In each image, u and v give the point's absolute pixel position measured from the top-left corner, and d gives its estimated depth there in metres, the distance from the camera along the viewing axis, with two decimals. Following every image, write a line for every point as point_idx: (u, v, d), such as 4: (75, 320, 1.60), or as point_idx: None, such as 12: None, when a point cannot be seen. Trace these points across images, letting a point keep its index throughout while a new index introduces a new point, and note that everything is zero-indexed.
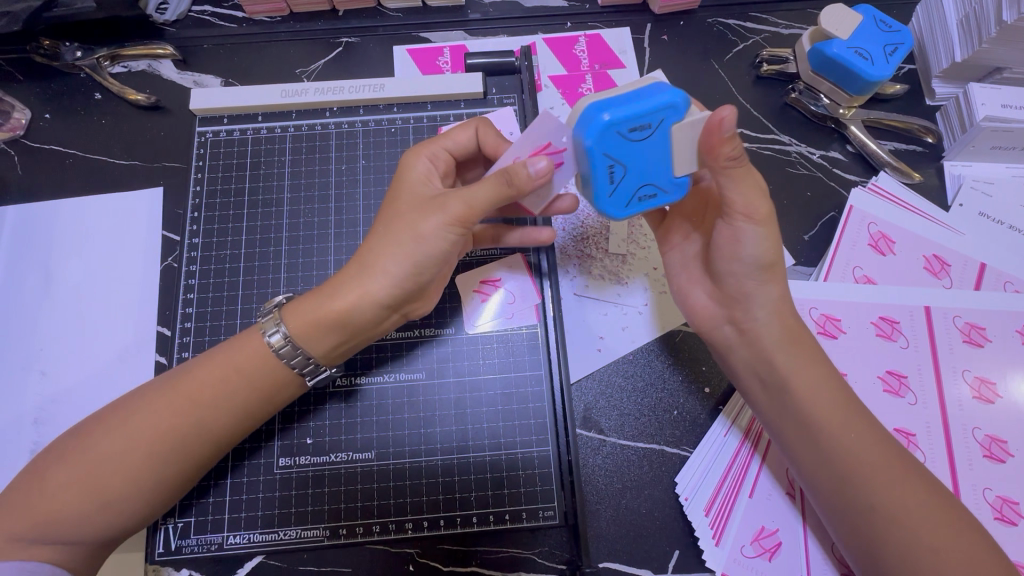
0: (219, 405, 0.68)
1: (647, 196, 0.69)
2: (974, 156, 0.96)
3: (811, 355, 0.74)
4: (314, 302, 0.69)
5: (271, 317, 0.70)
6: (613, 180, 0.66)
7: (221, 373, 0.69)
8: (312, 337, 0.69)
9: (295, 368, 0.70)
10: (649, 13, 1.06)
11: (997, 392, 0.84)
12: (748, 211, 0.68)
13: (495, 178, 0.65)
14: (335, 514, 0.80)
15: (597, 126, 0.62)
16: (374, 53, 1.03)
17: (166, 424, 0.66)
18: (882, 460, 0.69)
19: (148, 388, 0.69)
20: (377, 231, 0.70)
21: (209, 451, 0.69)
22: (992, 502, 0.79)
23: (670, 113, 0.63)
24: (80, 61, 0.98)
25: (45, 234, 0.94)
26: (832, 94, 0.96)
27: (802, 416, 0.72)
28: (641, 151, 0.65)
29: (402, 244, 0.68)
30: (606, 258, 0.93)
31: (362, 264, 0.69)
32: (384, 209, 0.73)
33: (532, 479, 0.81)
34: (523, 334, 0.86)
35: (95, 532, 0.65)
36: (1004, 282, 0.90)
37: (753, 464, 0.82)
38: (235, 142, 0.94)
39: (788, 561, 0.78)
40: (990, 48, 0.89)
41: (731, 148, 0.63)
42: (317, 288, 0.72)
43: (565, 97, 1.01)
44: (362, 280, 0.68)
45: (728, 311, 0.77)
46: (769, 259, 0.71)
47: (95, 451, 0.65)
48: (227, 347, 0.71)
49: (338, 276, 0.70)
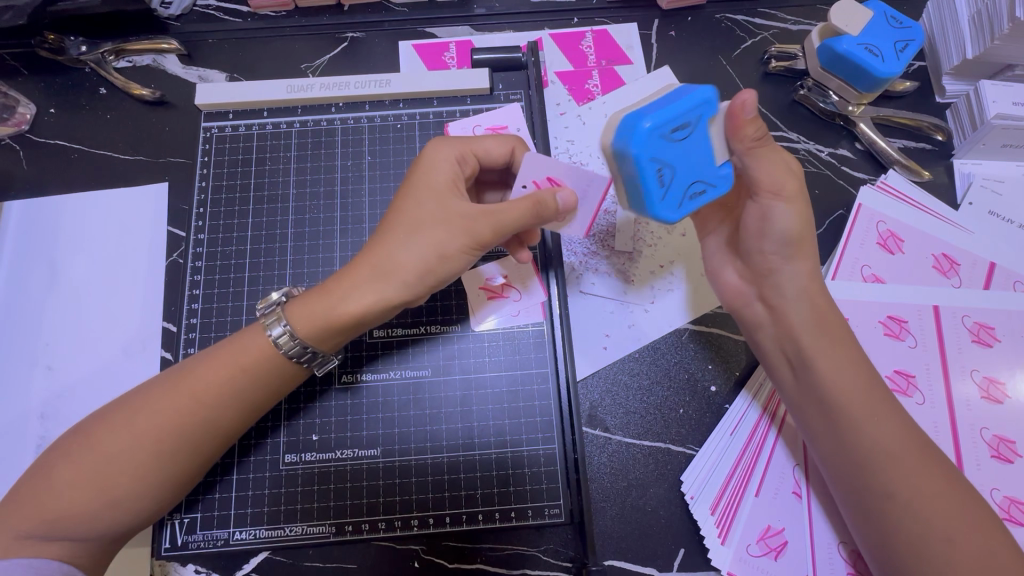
0: (224, 401, 0.68)
1: (696, 194, 0.69)
2: (984, 154, 0.95)
3: (840, 342, 0.74)
4: (325, 302, 0.68)
5: (272, 313, 0.70)
6: (664, 184, 0.66)
7: (225, 372, 0.68)
8: (319, 334, 0.68)
9: (295, 359, 0.70)
10: (656, 9, 1.05)
11: (1005, 392, 0.83)
12: (775, 189, 0.72)
13: (525, 207, 0.68)
14: (341, 511, 0.80)
15: (643, 133, 0.62)
16: (378, 48, 1.02)
17: (172, 421, 0.66)
18: (904, 451, 0.69)
19: (148, 386, 0.69)
20: (395, 234, 0.68)
21: (218, 444, 0.69)
22: (999, 503, 0.79)
23: (704, 108, 0.65)
24: (85, 55, 0.97)
25: (50, 229, 0.94)
26: (841, 91, 0.96)
27: (827, 405, 0.72)
28: (684, 148, 0.66)
29: (424, 254, 0.67)
30: (613, 255, 0.92)
31: (380, 268, 0.67)
32: (398, 206, 0.71)
33: (537, 477, 0.81)
34: (529, 330, 0.86)
35: (110, 530, 0.65)
36: (1014, 282, 0.90)
37: (767, 446, 0.82)
38: (241, 138, 0.94)
39: (795, 561, 0.77)
40: (1002, 45, 0.88)
41: (754, 127, 0.67)
42: (324, 282, 0.70)
43: (571, 93, 1.01)
44: (379, 286, 0.67)
45: (757, 288, 0.79)
46: (798, 232, 0.73)
47: (102, 449, 0.65)
48: (227, 345, 0.70)
49: (349, 273, 0.69)
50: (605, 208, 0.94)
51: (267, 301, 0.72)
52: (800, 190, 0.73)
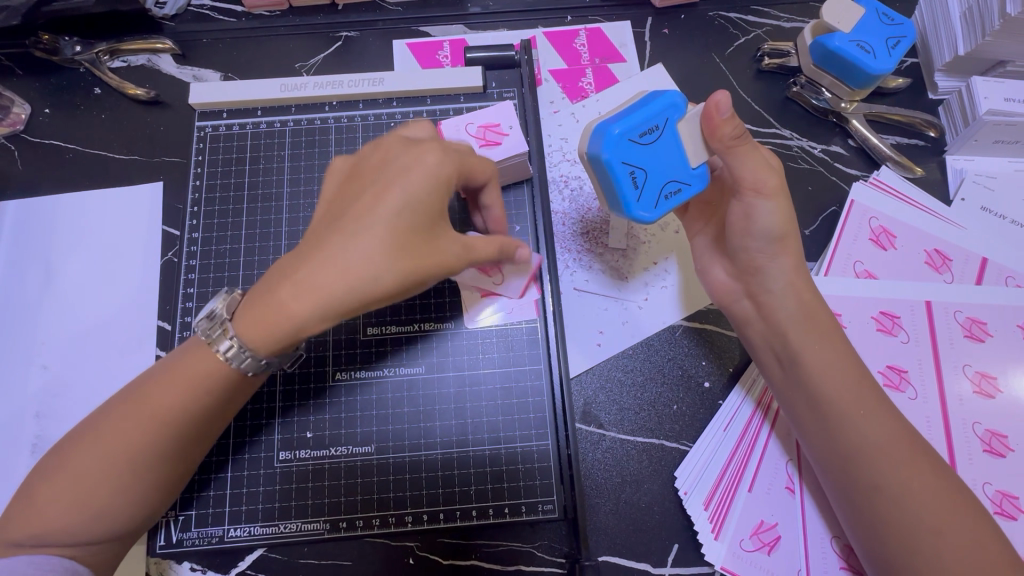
0: (189, 410, 0.65)
1: (672, 194, 0.73)
2: (976, 150, 0.96)
3: (828, 334, 0.75)
4: (278, 315, 0.59)
5: (221, 330, 0.64)
6: (637, 185, 0.71)
7: (182, 390, 0.65)
8: (266, 341, 0.61)
9: (244, 370, 0.65)
10: (650, 7, 1.05)
11: (997, 386, 0.84)
12: (757, 186, 0.73)
13: (496, 245, 0.67)
14: (335, 508, 0.80)
15: (611, 138, 0.69)
16: (372, 47, 1.03)
17: (137, 437, 0.64)
18: (893, 441, 0.69)
19: (107, 409, 0.66)
20: (367, 240, 0.58)
21: (192, 448, 0.68)
22: (991, 497, 0.79)
23: (671, 111, 0.71)
24: (79, 55, 0.98)
25: (45, 229, 0.94)
26: (834, 87, 0.96)
27: (815, 398, 0.73)
28: (655, 151, 0.71)
29: (399, 270, 0.58)
30: (606, 252, 0.92)
31: (346, 283, 0.57)
32: (381, 201, 0.60)
33: (531, 473, 0.81)
34: (522, 328, 0.86)
35: (113, 530, 0.65)
36: (1006, 277, 0.90)
37: (759, 440, 0.82)
38: (235, 137, 0.94)
39: (787, 555, 0.78)
40: (993, 41, 0.88)
41: (731, 127, 0.69)
42: (265, 294, 0.60)
43: (564, 91, 1.01)
44: (345, 304, 0.58)
45: (744, 286, 0.80)
46: (781, 232, 0.75)
47: (74, 470, 0.63)
48: (178, 362, 0.66)
49: (309, 281, 0.58)
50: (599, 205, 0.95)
51: (206, 315, 0.65)
52: (782, 185, 0.75)
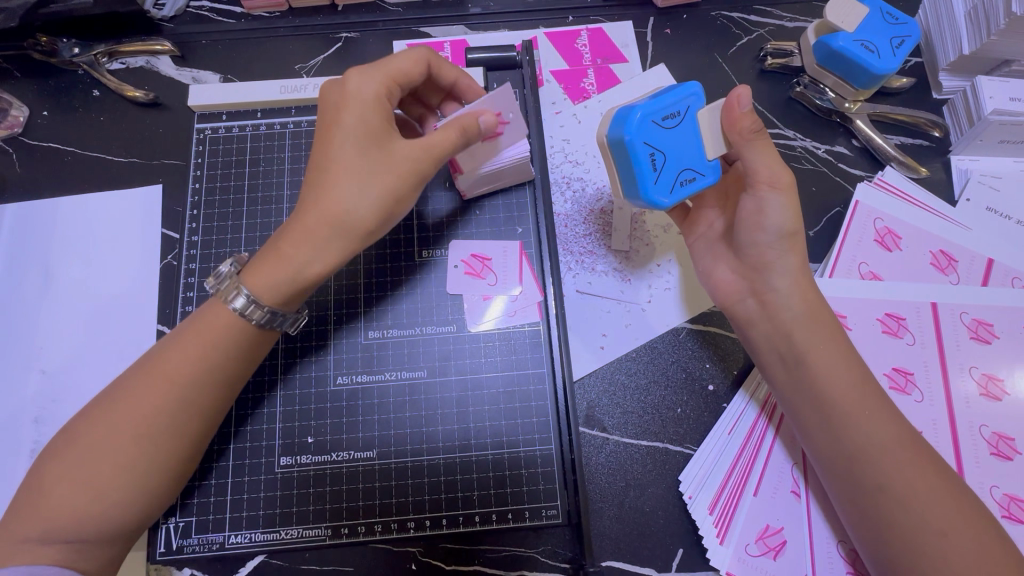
0: (202, 378, 0.67)
1: (687, 181, 0.73)
2: (981, 150, 0.95)
3: (831, 335, 0.75)
4: (285, 267, 0.67)
5: (230, 285, 0.69)
6: (655, 168, 0.71)
7: (194, 355, 0.67)
8: (278, 297, 0.68)
9: (254, 321, 0.68)
10: (652, 7, 1.04)
11: (1004, 389, 0.83)
12: (771, 180, 0.73)
13: (452, 131, 0.69)
14: (336, 514, 0.79)
15: (634, 119, 0.69)
16: (372, 48, 1.02)
17: (150, 405, 0.65)
18: (897, 441, 0.69)
19: (123, 380, 0.67)
20: (343, 182, 0.66)
21: (203, 421, 0.68)
22: (999, 501, 0.78)
23: (692, 101, 0.72)
24: (77, 57, 0.97)
25: (44, 232, 0.93)
26: (838, 87, 0.95)
27: (818, 398, 0.72)
28: (673, 137, 0.72)
29: (380, 200, 0.67)
30: (609, 254, 0.91)
31: (336, 223, 0.66)
32: (336, 147, 0.67)
33: (535, 478, 0.80)
34: (525, 331, 0.85)
35: (133, 508, 0.65)
36: (1012, 278, 0.89)
37: (764, 445, 0.82)
38: (235, 139, 0.93)
39: (794, 560, 0.77)
40: (998, 40, 0.88)
41: (750, 121, 0.70)
42: (268, 252, 0.68)
43: (566, 92, 1.00)
44: (340, 241, 0.67)
45: (749, 284, 0.79)
46: (792, 227, 0.74)
47: (84, 447, 0.64)
48: (191, 327, 0.69)
49: (303, 231, 0.67)
50: (600, 207, 0.94)
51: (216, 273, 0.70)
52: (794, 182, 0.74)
